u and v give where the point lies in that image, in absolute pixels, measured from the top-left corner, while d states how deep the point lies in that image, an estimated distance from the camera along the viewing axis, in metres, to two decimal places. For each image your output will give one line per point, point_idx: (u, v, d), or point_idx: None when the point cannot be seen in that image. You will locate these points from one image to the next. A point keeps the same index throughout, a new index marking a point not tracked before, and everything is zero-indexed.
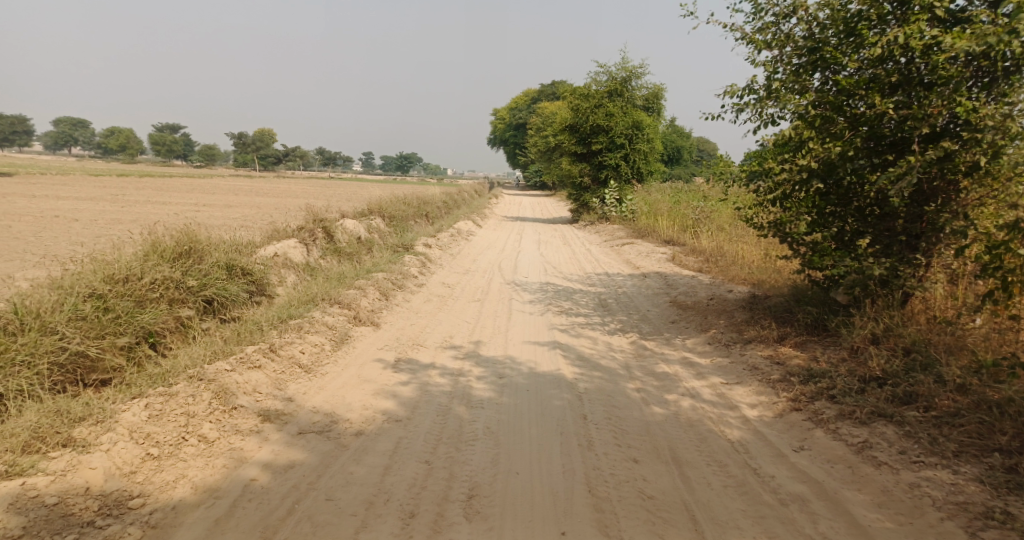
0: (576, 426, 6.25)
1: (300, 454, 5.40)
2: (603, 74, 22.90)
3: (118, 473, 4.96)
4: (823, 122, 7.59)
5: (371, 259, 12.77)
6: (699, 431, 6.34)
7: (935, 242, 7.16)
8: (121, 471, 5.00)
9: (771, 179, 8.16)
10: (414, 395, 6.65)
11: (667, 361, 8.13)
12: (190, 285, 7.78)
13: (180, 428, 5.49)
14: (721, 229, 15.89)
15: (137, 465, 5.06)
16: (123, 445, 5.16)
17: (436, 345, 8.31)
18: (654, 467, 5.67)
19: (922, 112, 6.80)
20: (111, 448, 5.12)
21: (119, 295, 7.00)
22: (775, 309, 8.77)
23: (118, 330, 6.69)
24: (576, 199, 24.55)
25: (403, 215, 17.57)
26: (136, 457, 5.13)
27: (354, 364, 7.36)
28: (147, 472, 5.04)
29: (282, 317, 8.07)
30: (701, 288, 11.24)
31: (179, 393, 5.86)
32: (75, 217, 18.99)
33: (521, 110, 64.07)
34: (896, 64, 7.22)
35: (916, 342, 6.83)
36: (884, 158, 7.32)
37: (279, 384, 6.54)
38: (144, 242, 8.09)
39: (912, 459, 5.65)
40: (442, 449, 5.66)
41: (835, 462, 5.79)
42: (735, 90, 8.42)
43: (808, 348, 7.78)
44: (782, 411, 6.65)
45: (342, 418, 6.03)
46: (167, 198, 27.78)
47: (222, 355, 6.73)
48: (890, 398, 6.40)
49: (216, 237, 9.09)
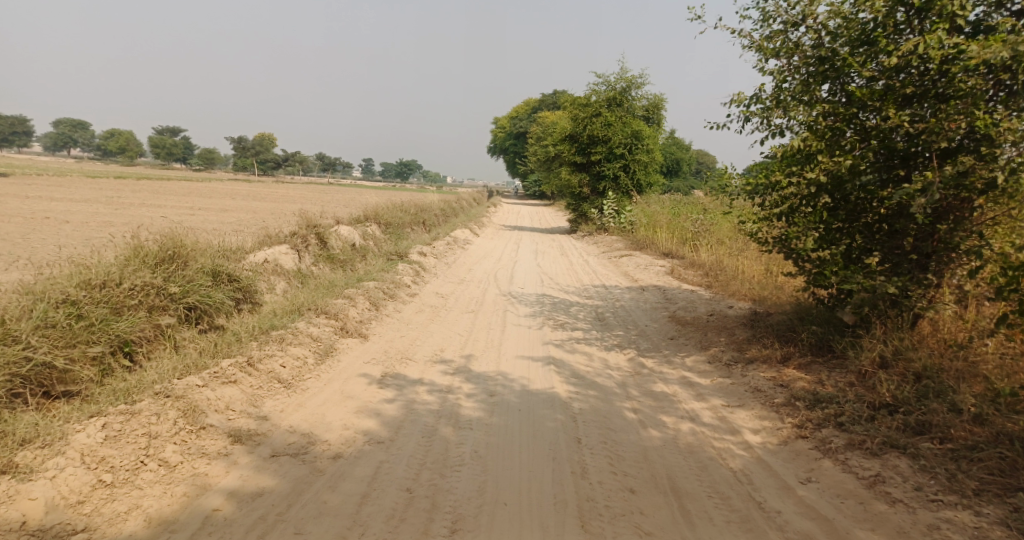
0: (570, 451, 5.89)
1: (271, 480, 5.04)
2: (602, 84, 22.63)
3: (62, 504, 4.60)
4: (833, 134, 7.28)
5: (364, 267, 12.40)
6: (699, 458, 5.97)
7: (949, 260, 6.81)
8: (67, 501, 4.64)
9: (778, 192, 7.84)
10: (399, 415, 6.29)
11: (666, 380, 7.77)
12: (172, 292, 7.40)
13: (140, 451, 5.12)
14: (721, 242, 15.58)
15: (86, 494, 4.71)
16: (72, 472, 4.80)
17: (426, 359, 7.95)
18: (651, 499, 5.31)
19: (939, 126, 6.41)
20: (58, 475, 4.75)
21: (93, 301, 6.63)
22: (778, 327, 8.42)
23: (91, 339, 6.33)
24: (575, 209, 24.22)
25: (399, 222, 17.20)
26: (85, 484, 4.76)
27: (338, 380, 7.00)
28: (96, 502, 4.68)
29: (264, 328, 7.69)
30: (700, 303, 10.90)
31: (142, 411, 5.48)
32: (65, 218, 18.55)
33: (521, 119, 63.85)
34: (912, 74, 6.89)
35: (928, 368, 6.47)
36: (897, 173, 7.01)
37: (255, 402, 6.18)
38: (126, 245, 7.72)
39: (929, 497, 5.29)
40: (425, 476, 5.29)
41: (846, 498, 5.43)
42: (742, 98, 8.10)
43: (813, 370, 7.43)
44: (787, 438, 6.29)
45: (319, 439, 5.66)
46: (162, 200, 27.43)
47: (195, 370, 6.35)
48: (902, 427, 6.04)
49: (203, 242, 8.72)
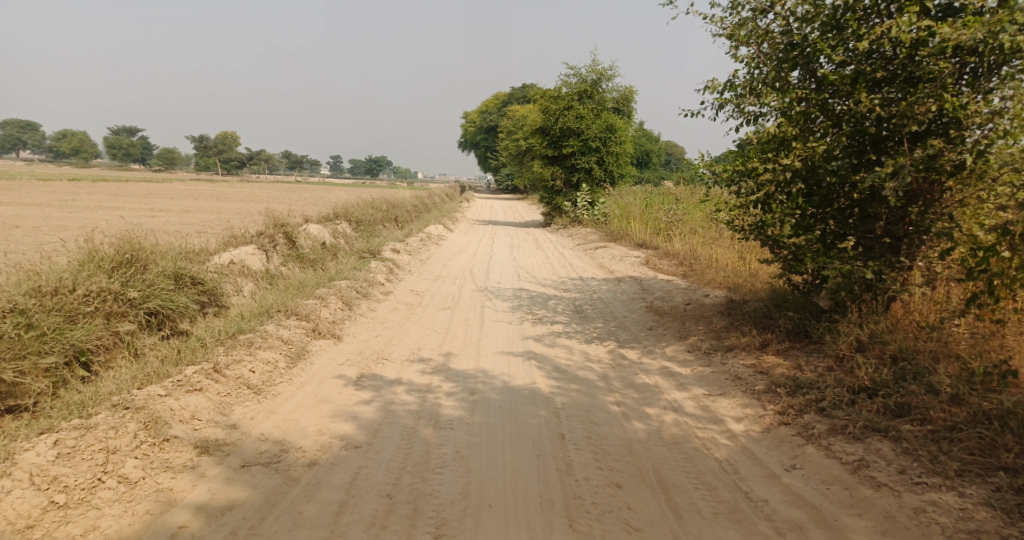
0: (554, 448, 5.68)
1: (240, 492, 4.77)
2: (572, 77, 22.43)
3: (10, 529, 4.31)
4: (806, 120, 7.12)
5: (335, 266, 12.09)
6: (684, 450, 5.81)
7: (919, 244, 6.66)
8: (14, 526, 4.34)
9: (753, 179, 7.58)
10: (374, 417, 6.04)
11: (647, 371, 7.60)
12: (131, 297, 7.08)
13: (96, 468, 4.82)
14: (695, 232, 15.45)
15: (36, 518, 4.41)
16: (21, 494, 4.50)
17: (401, 358, 7.69)
18: (639, 494, 5.13)
19: (910, 110, 6.25)
20: (5, 499, 4.45)
21: (45, 310, 6.30)
22: (755, 314, 8.28)
23: (43, 349, 6.02)
24: (548, 203, 24.02)
25: (370, 220, 16.87)
26: (36, 507, 4.46)
27: (311, 383, 6.72)
28: (48, 525, 4.38)
29: (231, 332, 7.39)
30: (677, 293, 10.75)
31: (99, 425, 5.18)
32: (20, 224, 17.93)
33: (491, 113, 63.51)
34: (881, 57, 6.76)
35: (904, 349, 6.37)
36: (869, 158, 6.87)
37: (222, 409, 5.89)
38: (80, 249, 7.37)
39: (914, 480, 5.17)
40: (405, 480, 5.05)
41: (831, 484, 5.29)
42: (716, 86, 7.95)
43: (792, 356, 7.30)
44: (769, 425, 6.15)
45: (292, 446, 5.40)
46: (123, 204, 26.74)
47: (157, 379, 6.05)
48: (882, 410, 5.91)
49: (165, 244, 8.37)
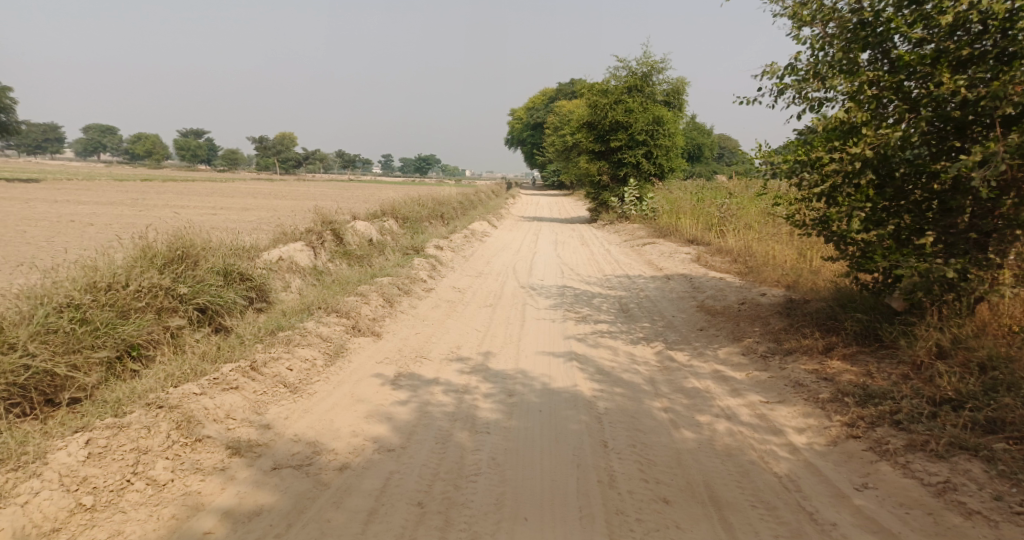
0: (596, 457, 5.42)
1: (269, 497, 4.64)
2: (622, 69, 22.06)
3: (34, 533, 4.25)
4: (878, 105, 6.72)
5: (381, 262, 11.99)
6: (739, 462, 5.49)
7: (1012, 239, 6.17)
8: (38, 530, 4.28)
9: (817, 170, 7.16)
10: (412, 419, 5.87)
11: (697, 375, 7.27)
12: (181, 293, 7.05)
13: (125, 469, 4.74)
14: (749, 227, 14.96)
15: (62, 521, 4.34)
16: (48, 496, 4.43)
17: (442, 358, 7.51)
18: (689, 511, 4.85)
19: (1004, 89, 5.77)
20: (30, 501, 4.38)
21: (98, 304, 6.30)
22: (817, 316, 7.89)
23: (95, 344, 6.02)
24: (595, 198, 23.65)
25: (417, 216, 16.77)
26: (62, 510, 4.39)
27: (349, 382, 6.59)
28: (73, 529, 4.31)
29: (271, 330, 7.30)
30: (730, 292, 10.36)
31: (131, 424, 5.11)
32: (85, 220, 18.47)
33: (539, 109, 63.27)
34: (967, 34, 6.33)
35: (993, 358, 5.94)
36: (952, 145, 6.46)
37: (258, 409, 5.79)
38: (133, 245, 7.37)
39: (1011, 508, 4.76)
40: (439, 488, 4.86)
41: (911, 507, 4.91)
42: (775, 69, 7.58)
43: (860, 362, 6.90)
44: (836, 438, 5.79)
45: (326, 449, 5.26)
46: (181, 201, 27.36)
47: (194, 376, 5.97)
48: (969, 425, 5.51)
49: (214, 239, 8.35)
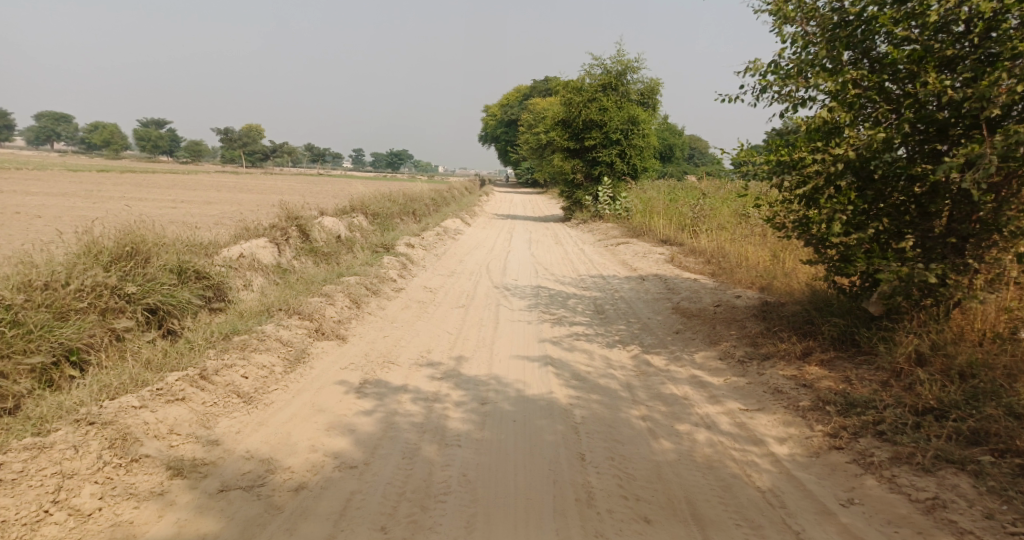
0: (573, 472, 5.08)
1: (211, 524, 4.23)
2: (596, 67, 21.75)
3: None
4: (859, 104, 6.42)
5: (349, 260, 11.52)
6: (720, 476, 5.18)
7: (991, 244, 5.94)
8: None
9: (799, 171, 6.79)
10: (374, 430, 5.47)
11: (674, 380, 6.96)
12: (129, 292, 6.56)
13: (45, 497, 4.30)
14: (722, 228, 14.70)
15: None
16: None
17: (409, 362, 7.11)
18: (671, 532, 4.52)
19: (989, 90, 5.52)
20: None
21: (33, 306, 5.81)
22: (793, 320, 7.62)
23: (28, 349, 5.54)
24: (568, 197, 23.34)
25: (387, 212, 16.30)
26: None
27: (308, 390, 6.17)
28: None
29: (226, 333, 6.85)
30: (706, 293, 10.07)
31: (56, 445, 4.65)
32: (40, 213, 17.67)
33: (512, 107, 62.88)
34: (950, 35, 6.10)
35: (973, 365, 5.71)
36: (933, 148, 6.23)
37: (206, 422, 5.36)
38: (79, 241, 6.86)
39: (1003, 527, 4.49)
40: (404, 509, 4.48)
41: (899, 526, 4.63)
42: (758, 66, 7.29)
43: (838, 368, 6.64)
44: (819, 449, 5.51)
45: (279, 466, 4.86)
46: (144, 194, 26.47)
47: (135, 387, 5.51)
48: (954, 436, 5.25)
49: (169, 235, 7.84)
